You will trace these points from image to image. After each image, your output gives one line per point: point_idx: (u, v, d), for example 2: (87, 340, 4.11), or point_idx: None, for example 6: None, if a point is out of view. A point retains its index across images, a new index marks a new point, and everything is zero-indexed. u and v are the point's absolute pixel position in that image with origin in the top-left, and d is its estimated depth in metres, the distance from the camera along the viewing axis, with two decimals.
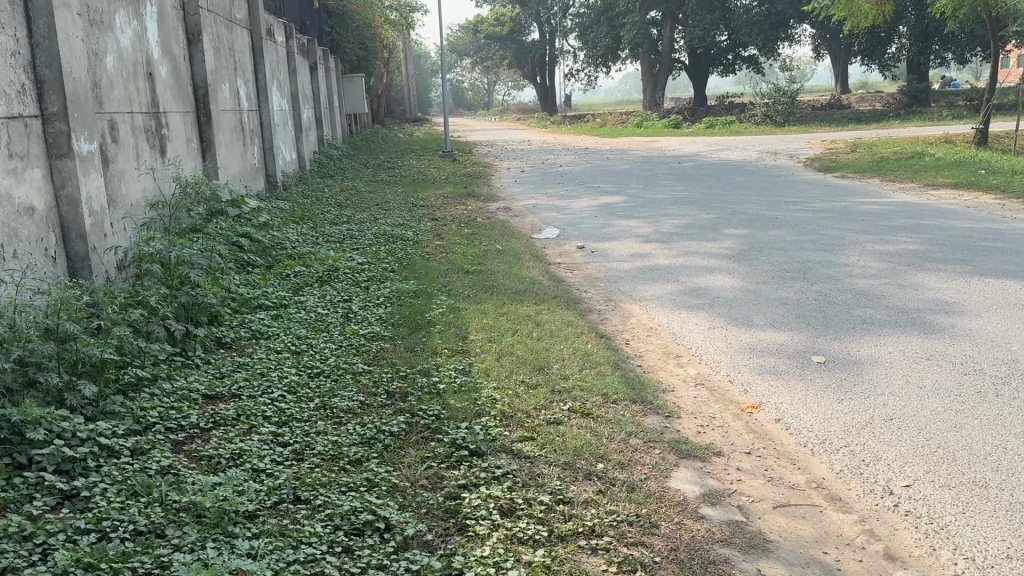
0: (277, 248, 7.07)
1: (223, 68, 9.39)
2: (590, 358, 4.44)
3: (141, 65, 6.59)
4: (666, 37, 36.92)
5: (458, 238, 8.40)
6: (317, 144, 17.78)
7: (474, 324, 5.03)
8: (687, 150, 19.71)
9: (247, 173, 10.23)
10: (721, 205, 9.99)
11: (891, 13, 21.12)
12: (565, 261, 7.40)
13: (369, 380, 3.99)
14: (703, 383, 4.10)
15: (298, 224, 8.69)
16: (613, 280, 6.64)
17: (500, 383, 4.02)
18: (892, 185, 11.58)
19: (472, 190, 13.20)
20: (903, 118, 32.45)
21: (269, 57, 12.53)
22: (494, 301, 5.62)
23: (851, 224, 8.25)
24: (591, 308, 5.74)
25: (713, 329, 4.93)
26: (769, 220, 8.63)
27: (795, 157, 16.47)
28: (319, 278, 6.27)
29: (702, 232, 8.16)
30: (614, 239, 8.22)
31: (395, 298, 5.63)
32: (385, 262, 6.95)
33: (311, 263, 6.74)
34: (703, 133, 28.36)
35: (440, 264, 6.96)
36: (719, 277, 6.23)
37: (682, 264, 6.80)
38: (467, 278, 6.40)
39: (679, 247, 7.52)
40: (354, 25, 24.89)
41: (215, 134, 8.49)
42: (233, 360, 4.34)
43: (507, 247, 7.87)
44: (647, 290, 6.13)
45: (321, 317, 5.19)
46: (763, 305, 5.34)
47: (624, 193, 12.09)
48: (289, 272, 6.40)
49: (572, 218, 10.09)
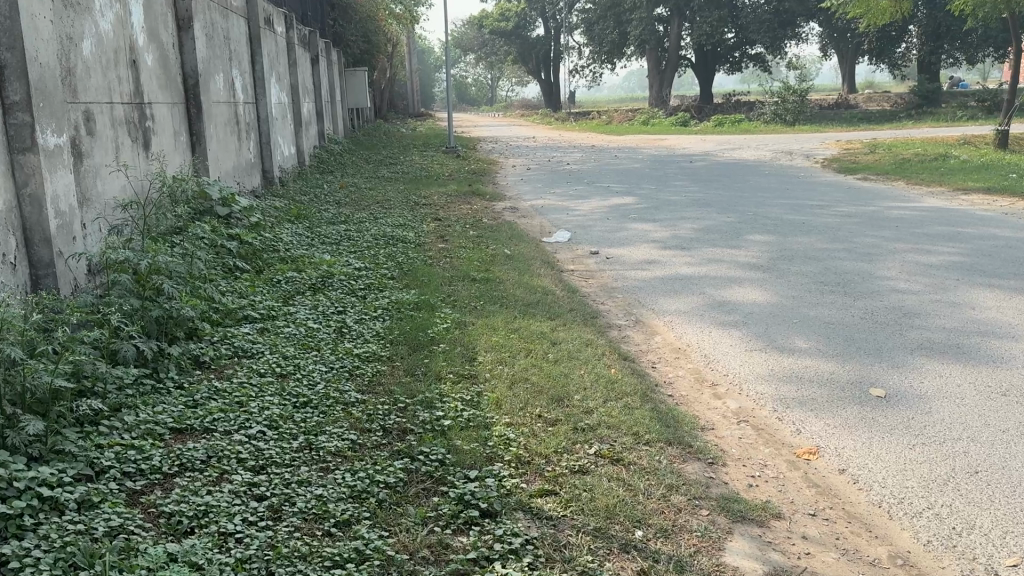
0: (268, 252, 6.56)
1: (216, 57, 8.85)
2: (615, 385, 3.92)
3: (123, 52, 6.04)
4: (673, 33, 36.34)
5: (463, 240, 7.87)
6: (318, 138, 17.26)
7: (481, 344, 4.50)
8: (697, 149, 19.17)
9: (241, 168, 9.69)
10: (741, 208, 9.46)
11: (909, 11, 20.57)
12: (578, 268, 6.88)
13: (363, 414, 3.45)
14: (747, 421, 3.60)
15: (293, 224, 8.18)
16: (631, 290, 6.11)
17: (514, 416, 3.49)
18: (918, 188, 11.04)
19: (477, 188, 12.67)
20: (916, 119, 31.87)
21: (267, 47, 11.99)
22: (504, 316, 5.08)
23: (883, 231, 7.72)
24: (610, 323, 5.22)
25: (751, 353, 4.42)
26: (795, 226, 8.10)
27: (810, 157, 15.90)
28: (312, 285, 5.75)
29: (724, 238, 7.63)
30: (630, 244, 7.69)
31: (394, 311, 5.10)
32: (385, 267, 6.43)
33: (304, 268, 6.22)
34: (712, 131, 27.78)
35: (444, 270, 6.44)
36: (750, 289, 5.70)
37: (707, 274, 6.27)
38: (473, 288, 5.87)
39: (702, 254, 6.98)
40: (358, 18, 24.44)
41: (206, 127, 7.94)
42: (209, 385, 3.80)
43: (515, 251, 7.34)
44: (670, 302, 5.60)
45: (311, 333, 4.65)
46: (804, 325, 4.83)
47: (636, 194, 11.55)
48: (281, 278, 5.88)
49: (582, 220, 9.55)
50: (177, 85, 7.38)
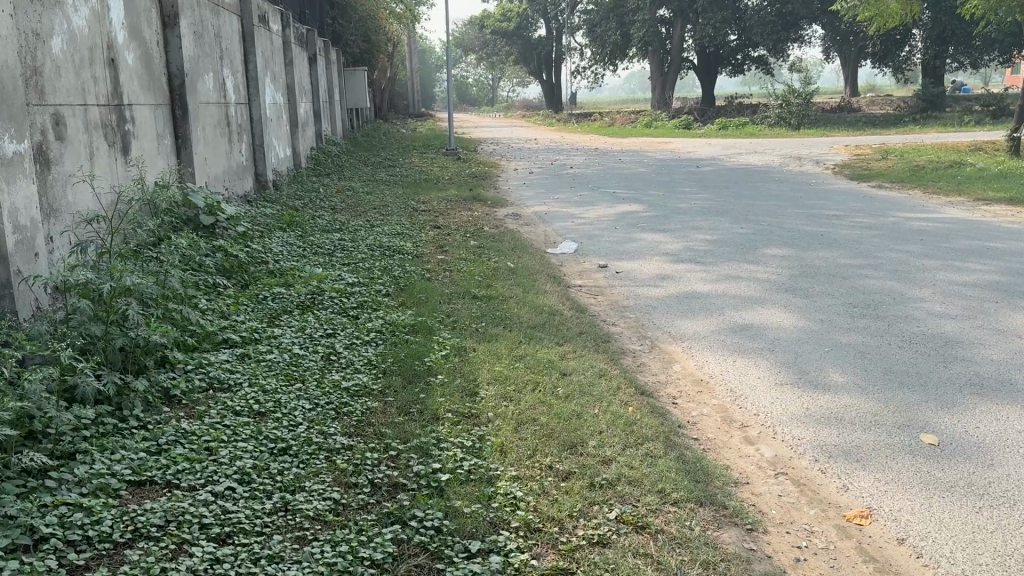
0: (254, 267, 6.15)
1: (205, 56, 8.43)
2: (633, 426, 3.49)
3: (101, 50, 5.61)
4: (676, 35, 35.94)
5: (464, 251, 7.46)
6: (315, 139, 16.84)
7: (483, 375, 4.08)
8: (703, 152, 18.74)
9: (231, 172, 9.26)
10: (754, 217, 9.06)
11: (919, 14, 20.19)
12: (587, 283, 6.47)
13: (348, 465, 3.03)
14: (785, 474, 3.19)
15: (284, 232, 7.77)
16: (644, 309, 5.69)
17: (521, 468, 3.07)
18: (936, 198, 10.64)
19: (478, 193, 12.26)
20: (921, 123, 31.51)
21: (261, 45, 11.56)
22: (508, 342, 4.65)
23: (908, 246, 7.31)
24: (623, 348, 4.80)
25: (781, 388, 4.00)
26: (813, 240, 7.69)
27: (820, 163, 15.50)
28: (300, 303, 5.32)
29: (739, 252, 7.22)
30: (640, 257, 7.27)
31: (389, 335, 4.67)
32: (380, 282, 6.01)
33: (293, 284, 5.81)
34: (716, 134, 27.35)
35: (443, 286, 6.02)
36: (773, 312, 5.29)
37: (725, 292, 5.85)
38: (474, 307, 5.45)
39: (717, 269, 6.58)
40: (357, 16, 24.04)
41: (192, 130, 7.50)
42: (176, 428, 3.38)
43: (519, 264, 6.92)
44: (687, 325, 5.19)
45: (296, 360, 4.22)
46: (837, 357, 4.42)
47: (643, 201, 11.13)
48: (266, 296, 5.45)
49: (588, 229, 9.13)
50: (161, 86, 6.95)
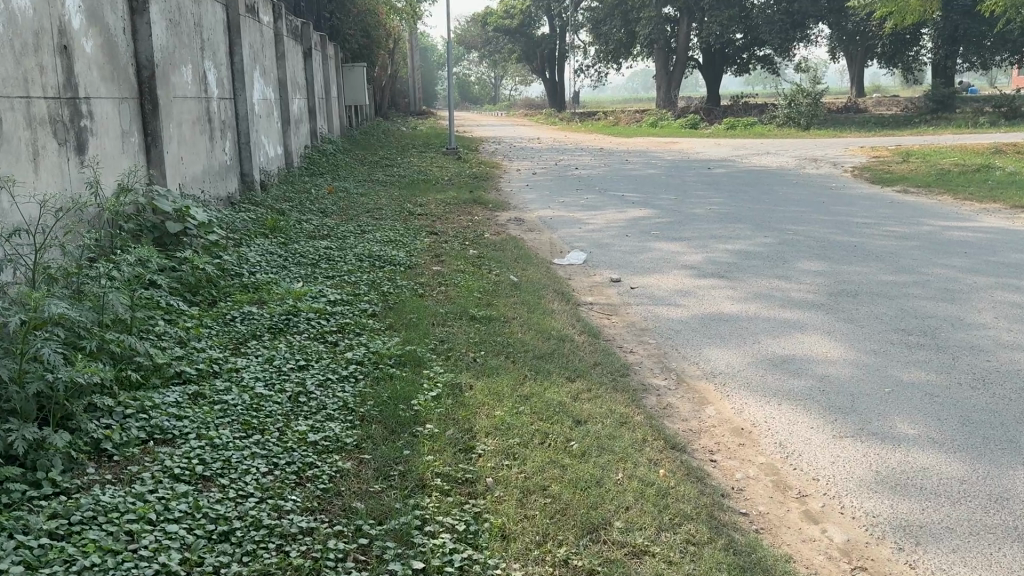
0: (222, 282, 5.47)
1: (182, 46, 7.74)
2: (666, 497, 2.80)
3: (49, 36, 4.92)
4: (682, 33, 35.26)
5: (462, 262, 6.79)
6: (309, 137, 16.17)
7: (481, 423, 3.39)
8: (714, 154, 18.07)
9: (212, 173, 8.57)
10: (778, 225, 8.40)
11: (937, 10, 19.49)
12: (599, 300, 5.80)
13: (305, 564, 2.36)
14: (863, 570, 2.52)
15: (264, 240, 7.08)
16: (666, 333, 4.99)
17: (528, 566, 2.39)
18: (969, 205, 9.94)
19: (478, 195, 11.59)
20: (932, 123, 30.77)
21: (248, 36, 10.86)
22: (510, 377, 3.96)
23: (954, 260, 6.64)
24: (645, 384, 4.11)
25: (841, 445, 3.32)
26: (847, 252, 7.01)
27: (839, 166, 14.79)
28: (270, 326, 4.64)
29: (767, 267, 6.53)
30: (657, 270, 6.58)
31: (371, 368, 3.98)
32: (366, 299, 5.33)
33: (265, 304, 5.12)
34: (723, 135, 26.64)
35: (438, 304, 5.33)
36: (817, 342, 4.60)
37: (756, 316, 5.17)
38: (471, 331, 4.76)
39: (744, 287, 5.91)
40: (355, 11, 23.35)
41: (164, 126, 6.82)
42: (95, 499, 2.69)
43: (524, 278, 6.24)
44: (717, 355, 4.50)
45: (258, 401, 3.53)
46: (900, 401, 3.74)
47: (655, 206, 10.45)
48: (234, 319, 4.76)
49: (597, 236, 8.45)
50: (127, 77, 6.26)
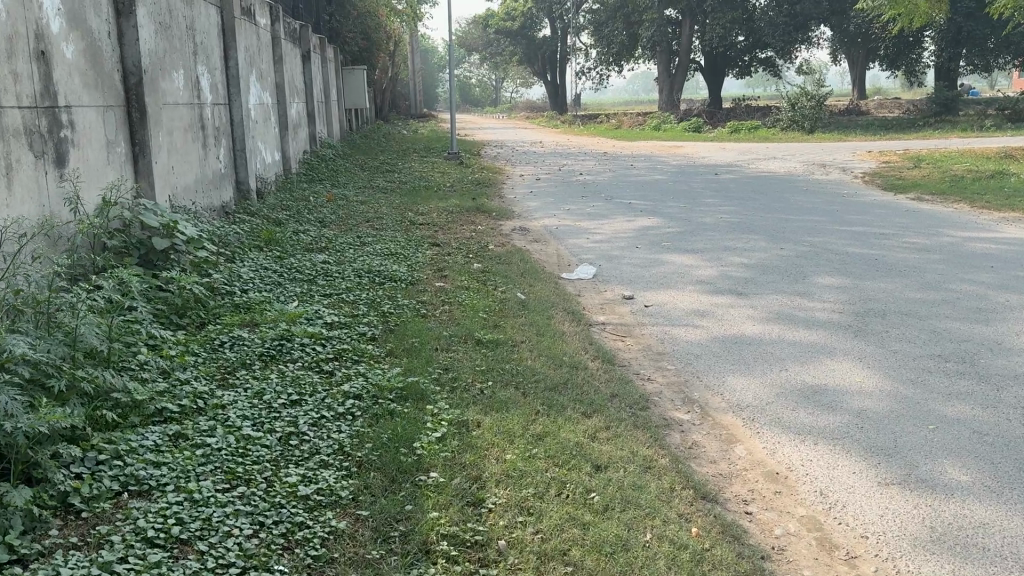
0: (212, 304, 5.15)
1: (173, 51, 7.44)
2: (702, 565, 2.50)
3: (25, 40, 4.61)
4: (685, 35, 34.96)
5: (466, 277, 6.48)
6: (308, 142, 15.87)
7: (490, 470, 3.07)
8: (718, 158, 17.76)
9: (205, 183, 8.26)
10: (793, 236, 8.08)
11: (946, 12, 19.17)
12: (612, 320, 5.50)
13: None
14: None
15: (259, 254, 6.77)
16: (685, 358, 4.68)
17: None
18: (987, 213, 9.63)
19: (481, 203, 11.28)
20: (937, 126, 30.44)
21: (244, 39, 10.55)
22: (521, 412, 3.65)
23: (981, 275, 6.33)
24: (666, 418, 3.80)
25: (889, 494, 3.02)
26: (869, 266, 6.70)
27: (849, 171, 14.48)
28: (261, 353, 4.33)
29: (787, 282, 6.21)
30: (671, 286, 6.26)
31: (369, 403, 3.66)
32: (365, 321, 5.01)
33: (257, 328, 4.81)
34: (727, 139, 26.33)
35: (441, 326, 5.01)
36: (849, 369, 4.29)
37: (780, 339, 4.86)
38: (477, 358, 4.45)
39: (764, 305, 5.59)
40: (355, 14, 23.05)
41: (153, 134, 6.51)
42: (55, 569, 2.37)
43: (531, 296, 5.92)
44: (743, 385, 4.19)
45: (244, 446, 3.22)
46: (948, 440, 3.42)
47: (663, 214, 10.14)
48: (223, 346, 4.46)
49: (605, 248, 8.13)
50: (113, 84, 5.96)
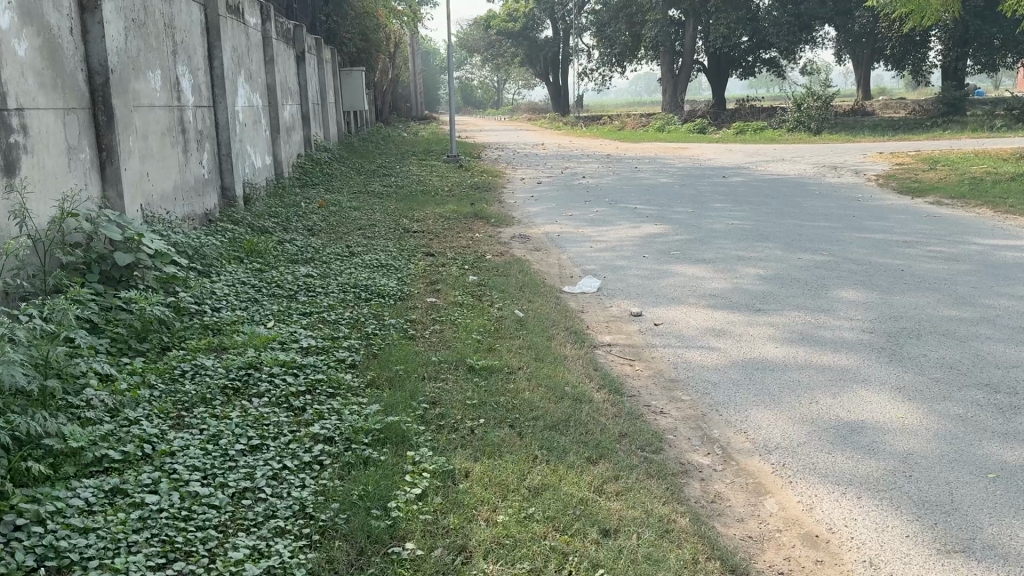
0: (177, 326, 4.68)
1: (148, 50, 6.97)
2: None
3: None
4: (689, 35, 34.47)
5: (461, 291, 6.00)
6: (303, 145, 15.41)
7: (477, 538, 2.59)
8: (726, 161, 17.24)
9: (185, 190, 7.80)
10: (810, 244, 7.59)
11: (958, 10, 18.66)
12: (618, 340, 5.01)
13: None
14: None
15: (237, 266, 6.31)
16: (701, 387, 4.19)
17: None
18: (1013, 218, 9.13)
19: (479, 208, 10.80)
20: (946, 126, 29.88)
21: (231, 39, 10.08)
22: (515, 459, 3.16)
23: (1018, 288, 5.83)
24: (683, 464, 3.31)
25: (953, 567, 2.53)
26: (895, 278, 6.20)
27: (862, 173, 13.97)
28: (225, 386, 3.86)
29: (808, 297, 5.71)
30: (681, 301, 5.76)
31: (340, 448, 3.19)
32: (345, 344, 4.54)
33: (224, 355, 4.34)
34: (734, 140, 25.81)
35: (430, 351, 4.53)
36: (888, 403, 3.80)
37: (806, 364, 4.37)
38: (467, 389, 3.96)
39: (786, 324, 5.10)
40: (353, 15, 22.61)
41: (123, 138, 6.05)
42: None
43: (530, 313, 5.43)
44: (770, 422, 3.71)
45: (188, 509, 2.75)
46: (1014, 494, 2.93)
47: (670, 220, 9.63)
48: (183, 378, 4.00)
49: (609, 257, 7.64)
50: (77, 84, 5.51)
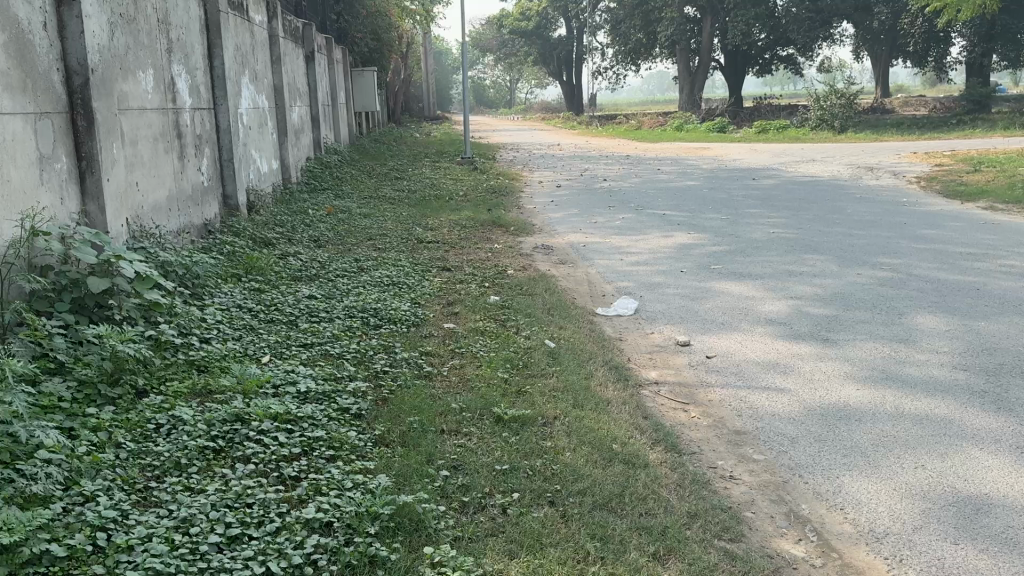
0: (156, 364, 4.02)
1: (137, 46, 6.33)
2: None
3: None
4: (707, 33, 33.70)
5: (483, 316, 5.32)
6: (313, 147, 14.82)
7: None
8: (751, 161, 16.52)
9: (179, 199, 7.15)
10: (865, 258, 6.89)
11: (994, 4, 17.83)
12: (668, 377, 4.34)
13: None
14: None
15: (233, 286, 5.66)
16: (775, 442, 3.52)
17: None
18: None
19: (498, 215, 10.15)
20: (973, 124, 28.97)
21: (234, 36, 9.44)
22: (563, 559, 2.49)
23: None
24: (774, 558, 2.66)
25: None
26: (972, 299, 5.51)
27: (900, 175, 13.24)
28: (205, 448, 3.19)
29: (878, 323, 5.02)
30: (734, 326, 5.09)
31: (340, 542, 2.51)
32: (349, 386, 3.86)
33: (208, 402, 3.68)
34: (755, 139, 25.03)
35: (450, 395, 3.86)
36: (1013, 470, 3.12)
37: (899, 413, 3.69)
38: (496, 448, 3.29)
39: (860, 358, 4.41)
40: (364, 12, 22.01)
41: (106, 144, 5.40)
42: None
43: (564, 343, 4.76)
44: (871, 496, 3.04)
45: None
46: None
47: (704, 228, 8.95)
48: (156, 435, 3.33)
49: (643, 271, 6.96)
50: (52, 84, 4.86)
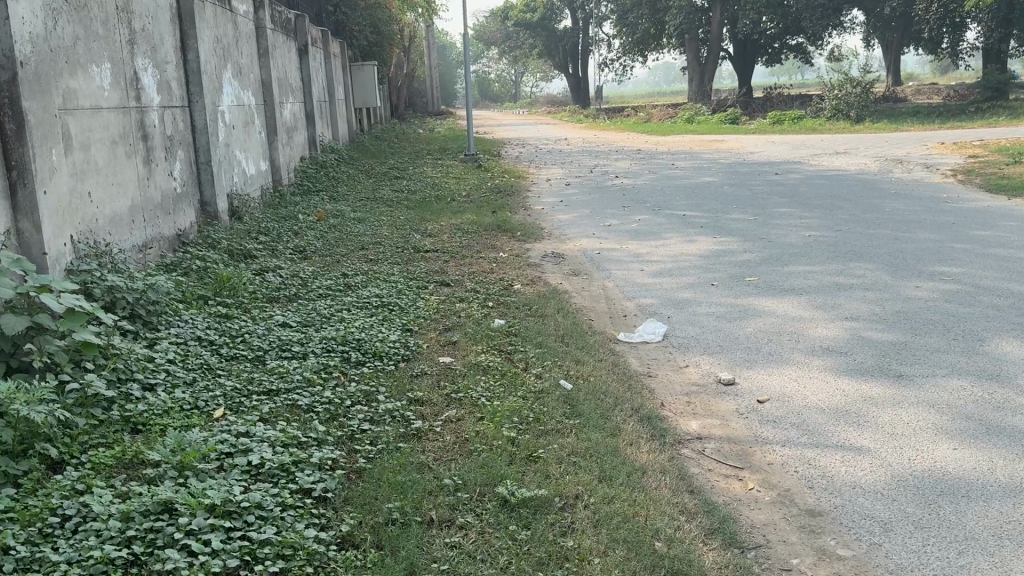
0: (78, 429, 3.22)
1: (88, 36, 5.53)
2: None
3: None
4: (717, 22, 32.66)
5: (485, 346, 4.51)
6: (307, 146, 14.02)
7: None
8: (771, 154, 15.62)
9: (145, 209, 6.36)
10: (920, 267, 6.05)
11: None
12: (713, 430, 3.52)
13: None
14: None
15: (194, 313, 4.86)
16: (865, 530, 2.70)
17: None
18: None
19: (503, 218, 9.34)
20: (994, 111, 27.87)
21: (214, 27, 8.64)
22: None
23: None
24: None
25: None
26: None
27: (934, 168, 12.33)
28: (114, 560, 2.38)
29: (957, 353, 4.18)
30: (784, 358, 4.27)
31: None
32: (314, 454, 3.06)
33: (134, 482, 2.88)
34: (770, 131, 23.96)
35: (440, 465, 3.05)
36: None
37: (1019, 487, 2.87)
38: (498, 550, 2.49)
39: (947, 403, 3.57)
40: (363, 4, 21.13)
41: (42, 149, 4.62)
42: None
43: (583, 383, 3.95)
44: None
45: None
46: None
47: (730, 230, 8.12)
48: (55, 538, 2.51)
49: (667, 284, 6.15)
50: None
